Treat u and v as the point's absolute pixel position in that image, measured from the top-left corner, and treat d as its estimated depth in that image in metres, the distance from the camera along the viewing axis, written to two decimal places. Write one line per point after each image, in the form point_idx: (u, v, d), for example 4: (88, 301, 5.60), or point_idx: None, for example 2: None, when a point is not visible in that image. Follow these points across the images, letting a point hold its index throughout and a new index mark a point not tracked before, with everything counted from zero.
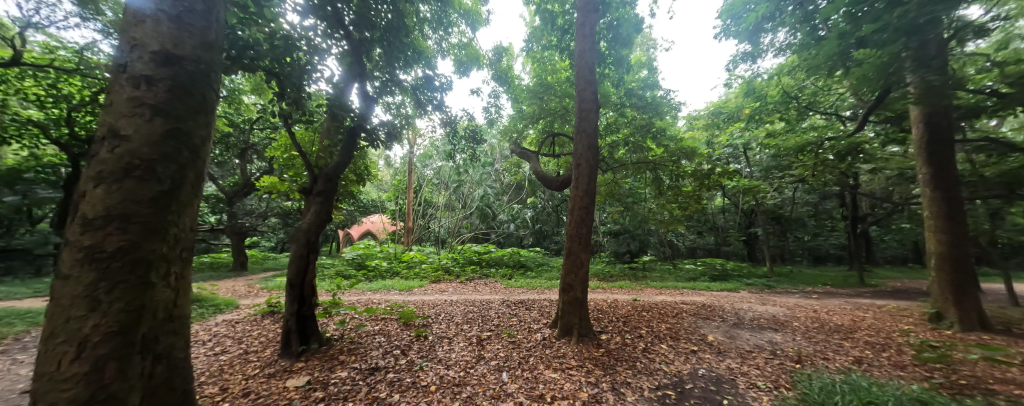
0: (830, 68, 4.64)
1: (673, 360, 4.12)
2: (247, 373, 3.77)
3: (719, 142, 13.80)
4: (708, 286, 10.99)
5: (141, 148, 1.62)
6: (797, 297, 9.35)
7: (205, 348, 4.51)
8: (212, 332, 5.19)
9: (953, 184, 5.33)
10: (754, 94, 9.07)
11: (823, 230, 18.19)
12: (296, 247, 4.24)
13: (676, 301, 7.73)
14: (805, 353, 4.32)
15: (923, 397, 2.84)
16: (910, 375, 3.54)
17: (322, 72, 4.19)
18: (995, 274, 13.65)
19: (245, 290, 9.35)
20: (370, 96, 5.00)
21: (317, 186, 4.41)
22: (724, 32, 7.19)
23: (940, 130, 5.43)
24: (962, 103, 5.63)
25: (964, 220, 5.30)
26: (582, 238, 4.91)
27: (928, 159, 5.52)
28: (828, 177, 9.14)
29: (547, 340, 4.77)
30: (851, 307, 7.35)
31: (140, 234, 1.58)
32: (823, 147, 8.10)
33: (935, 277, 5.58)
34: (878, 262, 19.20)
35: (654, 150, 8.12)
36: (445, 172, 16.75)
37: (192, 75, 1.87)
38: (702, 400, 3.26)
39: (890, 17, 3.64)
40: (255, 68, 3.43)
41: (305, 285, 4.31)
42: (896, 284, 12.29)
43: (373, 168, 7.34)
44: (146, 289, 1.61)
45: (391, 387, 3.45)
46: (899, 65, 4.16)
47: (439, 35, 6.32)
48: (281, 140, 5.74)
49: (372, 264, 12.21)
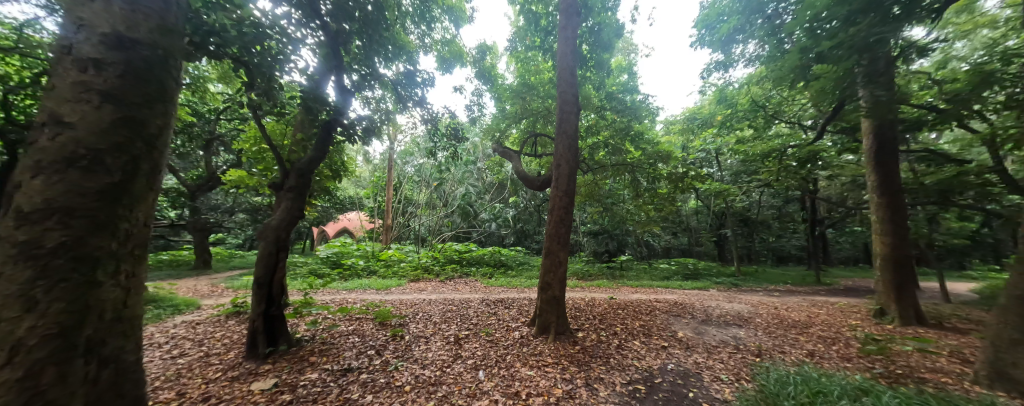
0: (792, 80, 4.93)
1: (645, 356, 4.27)
2: (208, 377, 3.56)
3: (694, 146, 14.33)
4: (681, 284, 11.43)
5: (88, 137, 1.51)
6: (760, 295, 9.93)
7: (161, 351, 4.23)
8: (170, 334, 4.86)
9: (897, 191, 5.80)
10: (726, 101, 9.48)
11: (785, 231, 19.39)
12: (264, 245, 4.03)
13: (651, 300, 8.00)
14: (765, 346, 4.59)
15: (863, 385, 3.07)
16: (855, 366, 3.84)
17: (296, 62, 4.01)
18: (933, 273, 15.02)
19: (207, 290, 8.79)
20: (348, 89, 4.85)
21: (288, 181, 4.23)
22: (699, 41, 7.45)
23: (887, 141, 5.91)
24: (907, 116, 6.16)
25: (906, 224, 5.79)
26: (561, 238, 4.99)
27: (877, 167, 5.96)
28: (791, 182, 9.75)
29: (525, 337, 4.82)
30: (807, 304, 7.88)
31: (85, 230, 1.48)
32: (786, 153, 8.59)
33: (880, 276, 6.06)
34: (833, 262, 20.66)
35: (632, 153, 8.39)
36: (427, 169, 16.45)
37: (148, 61, 1.77)
38: (671, 394, 3.40)
39: (845, 34, 3.93)
40: (220, 55, 3.24)
41: (274, 284, 4.13)
42: (847, 283, 13.30)
43: (352, 163, 7.16)
44: (92, 288, 1.51)
45: (365, 388, 3.38)
46: (852, 80, 4.48)
47: (421, 30, 6.22)
48: (250, 132, 5.50)
49: (348, 263, 11.88)
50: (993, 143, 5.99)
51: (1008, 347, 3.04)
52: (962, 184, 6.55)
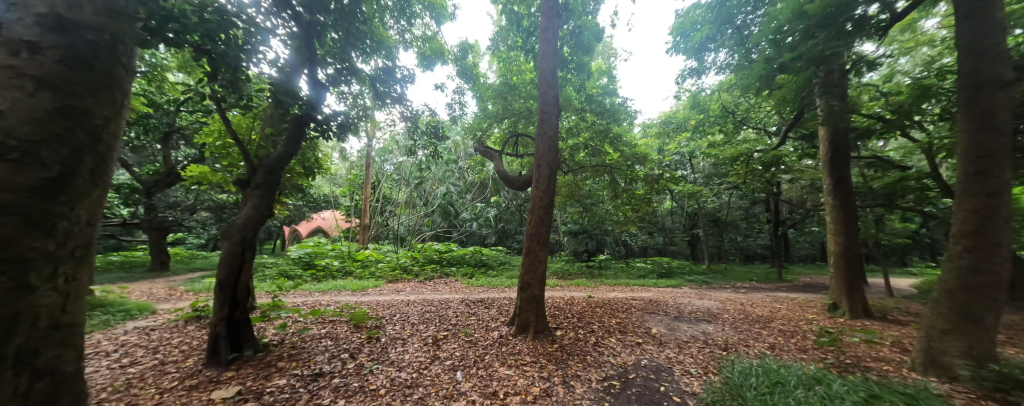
0: (758, 88, 5.21)
1: (620, 353, 4.38)
2: (162, 387, 3.33)
3: (669, 149, 14.82)
4: (656, 283, 11.82)
5: (20, 126, 1.37)
6: (728, 292, 10.44)
7: (109, 360, 3.90)
8: (119, 341, 4.49)
9: (849, 194, 6.26)
10: (699, 107, 9.87)
11: (752, 231, 20.47)
12: (228, 245, 3.79)
13: (627, 297, 8.24)
14: (731, 341, 4.83)
15: (817, 375, 3.28)
16: (809, 357, 4.11)
17: (264, 53, 3.81)
18: (880, 270, 16.35)
19: (164, 293, 8.22)
20: (322, 83, 4.67)
21: (256, 178, 4.02)
22: (675, 48, 7.72)
23: (841, 148, 6.38)
24: (858, 125, 6.67)
25: (857, 224, 6.26)
26: (541, 238, 5.03)
27: (832, 172, 6.41)
28: (757, 185, 10.30)
29: (504, 337, 4.83)
30: (770, 300, 8.35)
31: (16, 230, 1.34)
32: (753, 157, 9.09)
33: (834, 273, 6.52)
34: (795, 260, 22.06)
35: (611, 154, 8.57)
36: (406, 168, 16.12)
37: (93, 46, 1.65)
38: (643, 389, 3.52)
39: (804, 47, 4.19)
40: (180, 43, 3.03)
41: (239, 286, 3.91)
42: (806, 279, 14.22)
43: (326, 160, 6.91)
44: (25, 293, 1.38)
45: (337, 393, 3.26)
46: (810, 90, 4.79)
47: (401, 25, 6.09)
48: (213, 126, 5.19)
49: (322, 264, 11.44)
50: (931, 151, 6.58)
51: (938, 336, 3.37)
52: (904, 188, 7.16)
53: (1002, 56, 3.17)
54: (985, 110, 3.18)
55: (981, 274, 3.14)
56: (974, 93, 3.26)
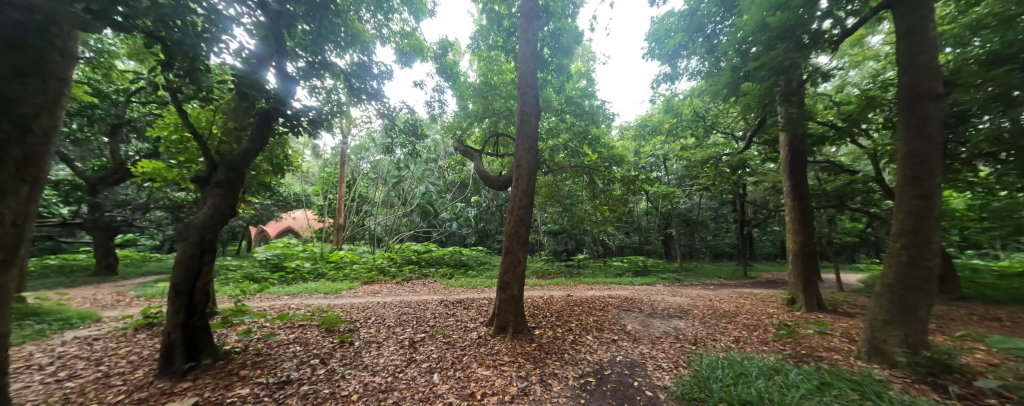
0: (725, 95, 5.48)
1: (596, 350, 4.47)
2: (105, 401, 3.04)
3: (645, 152, 15.29)
4: (632, 281, 12.15)
5: None
6: (698, 288, 10.91)
7: (43, 374, 3.54)
8: (55, 353, 4.08)
9: (807, 196, 6.70)
10: (672, 111, 10.24)
11: (721, 231, 21.50)
12: (184, 247, 3.53)
13: (605, 296, 8.41)
14: (701, 335, 5.05)
15: (776, 365, 3.49)
16: (771, 349, 4.36)
17: (227, 43, 3.57)
18: (833, 266, 17.66)
19: (111, 299, 7.56)
20: (291, 76, 4.44)
21: (216, 175, 3.76)
22: (650, 54, 7.99)
23: (799, 153, 6.82)
24: (813, 132, 7.18)
25: (813, 225, 6.71)
26: (520, 238, 5.04)
27: (791, 175, 6.83)
28: (725, 187, 10.83)
29: (483, 337, 4.81)
30: (736, 296, 8.81)
31: None
32: (722, 160, 9.55)
33: (793, 269, 6.96)
34: (759, 258, 23.42)
35: (589, 155, 8.74)
36: (384, 166, 15.67)
37: (19, 27, 1.68)
38: (618, 384, 3.61)
39: (766, 57, 4.45)
40: (131, 28, 2.81)
41: (197, 291, 3.65)
42: (769, 276, 15.14)
43: (296, 157, 6.59)
44: None
45: (305, 400, 3.13)
46: (771, 98, 5.09)
47: (378, 19, 5.93)
48: (168, 118, 4.82)
49: (292, 265, 10.92)
50: (875, 156, 7.19)
51: (881, 326, 3.68)
52: (852, 190, 7.79)
53: (935, 71, 3.50)
54: (921, 120, 3.50)
55: (916, 268, 3.46)
56: (912, 104, 3.59)
